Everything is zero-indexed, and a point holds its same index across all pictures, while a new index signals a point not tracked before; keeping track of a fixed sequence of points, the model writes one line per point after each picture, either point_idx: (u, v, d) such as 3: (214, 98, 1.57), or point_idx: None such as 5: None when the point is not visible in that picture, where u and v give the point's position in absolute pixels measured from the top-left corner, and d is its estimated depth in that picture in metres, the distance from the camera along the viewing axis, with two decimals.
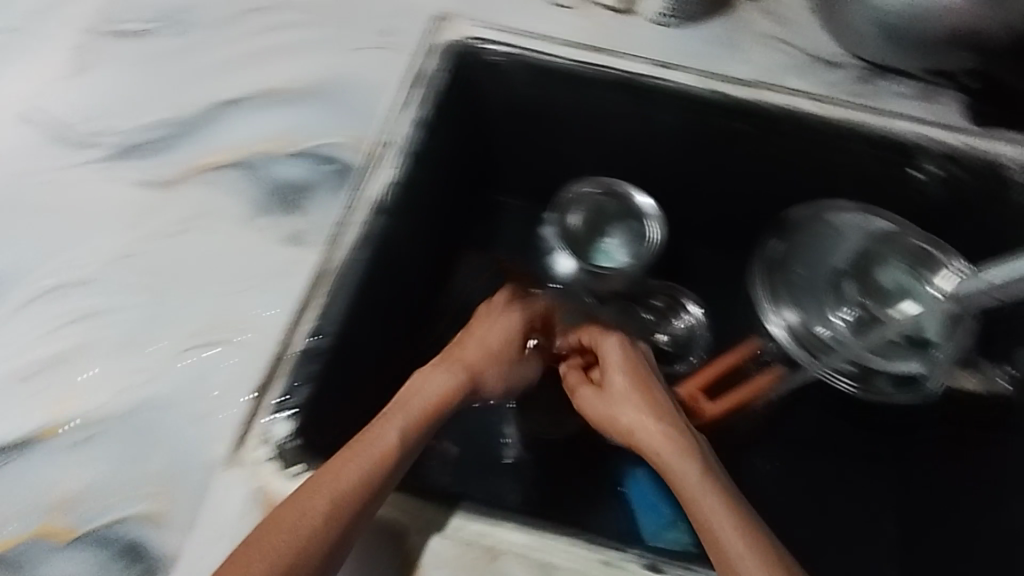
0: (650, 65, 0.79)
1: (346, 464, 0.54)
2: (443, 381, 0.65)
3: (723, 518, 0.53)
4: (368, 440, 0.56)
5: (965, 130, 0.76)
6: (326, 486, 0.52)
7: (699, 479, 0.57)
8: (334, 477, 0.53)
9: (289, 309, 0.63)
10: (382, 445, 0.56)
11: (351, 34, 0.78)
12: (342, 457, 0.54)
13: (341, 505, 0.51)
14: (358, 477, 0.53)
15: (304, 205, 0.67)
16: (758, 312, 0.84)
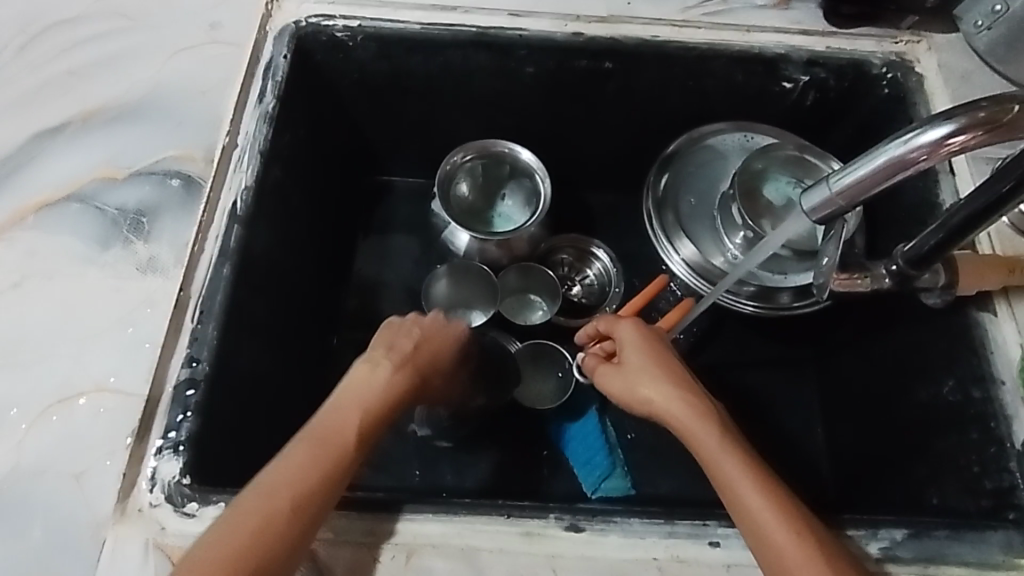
0: (501, 16, 0.75)
1: (282, 498, 0.48)
2: (384, 381, 0.56)
3: (742, 474, 0.52)
4: (303, 459, 0.50)
5: (828, 34, 0.75)
6: (263, 525, 0.47)
7: (714, 436, 0.55)
8: (267, 510, 0.47)
9: (157, 342, 0.58)
10: (324, 467, 0.50)
11: (177, 32, 0.72)
12: (268, 490, 0.48)
13: (279, 540, 0.47)
14: (302, 508, 0.48)
15: (152, 230, 0.62)
16: (660, 249, 0.79)
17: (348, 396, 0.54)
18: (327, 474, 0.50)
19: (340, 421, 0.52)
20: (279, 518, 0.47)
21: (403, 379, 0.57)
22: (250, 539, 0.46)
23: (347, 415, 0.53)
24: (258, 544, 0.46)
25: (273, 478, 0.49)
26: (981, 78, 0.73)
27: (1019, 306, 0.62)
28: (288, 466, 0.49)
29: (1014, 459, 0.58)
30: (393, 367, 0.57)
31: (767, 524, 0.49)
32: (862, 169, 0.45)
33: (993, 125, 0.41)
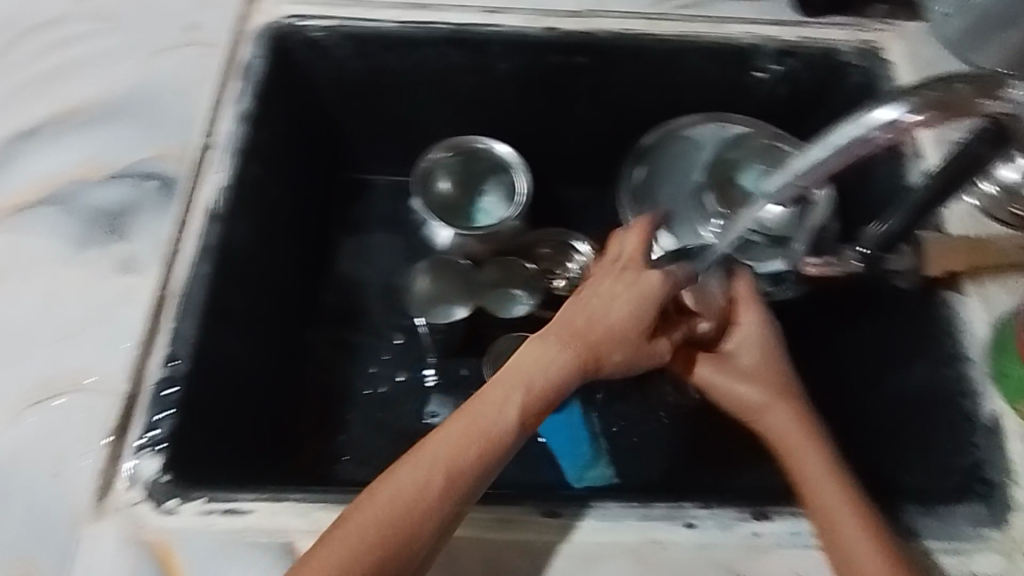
0: (475, 13, 0.76)
1: (449, 479, 0.52)
2: (552, 367, 0.57)
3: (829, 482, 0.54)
4: (506, 426, 0.54)
5: (798, 24, 0.76)
6: (417, 516, 0.50)
7: (804, 443, 0.57)
8: (420, 510, 0.50)
9: (135, 340, 0.58)
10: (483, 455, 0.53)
11: (153, 34, 0.73)
12: (428, 478, 0.51)
13: (422, 541, 0.49)
14: (470, 485, 0.52)
15: (130, 228, 0.63)
16: None
17: (490, 397, 0.55)
18: (495, 452, 0.54)
19: (495, 406, 0.55)
20: (425, 516, 0.50)
21: (569, 368, 0.57)
22: (393, 536, 0.49)
23: (507, 403, 0.55)
24: (400, 537, 0.49)
25: (488, 435, 0.54)
26: (949, 65, 0.74)
27: (989, 287, 0.63)
28: (484, 431, 0.54)
29: (982, 436, 0.59)
30: (569, 350, 0.57)
31: (848, 528, 0.51)
32: (817, 152, 0.47)
33: (938, 107, 0.42)
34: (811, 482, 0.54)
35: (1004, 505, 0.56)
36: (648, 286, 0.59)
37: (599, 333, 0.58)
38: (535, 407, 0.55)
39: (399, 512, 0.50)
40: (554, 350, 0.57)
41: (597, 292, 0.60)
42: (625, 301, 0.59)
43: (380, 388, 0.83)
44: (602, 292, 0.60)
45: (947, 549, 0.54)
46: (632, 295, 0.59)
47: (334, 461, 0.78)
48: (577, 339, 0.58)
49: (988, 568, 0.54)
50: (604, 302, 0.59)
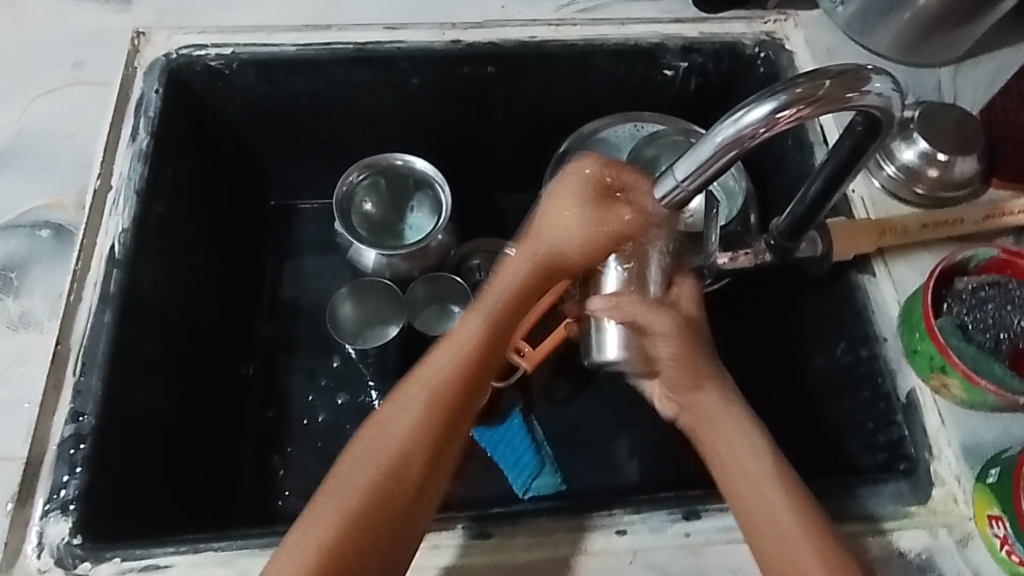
0: (377, 30, 0.75)
1: (433, 401, 0.51)
2: (515, 281, 0.57)
3: (762, 486, 0.51)
4: (447, 372, 0.53)
5: (700, 20, 0.77)
6: (411, 445, 0.49)
7: (736, 444, 0.54)
8: (408, 442, 0.49)
9: (36, 400, 0.57)
10: (443, 405, 0.51)
11: (41, 76, 0.70)
12: (387, 451, 0.48)
13: (420, 460, 0.49)
14: (435, 430, 0.50)
15: (24, 284, 0.61)
16: None
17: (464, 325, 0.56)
18: (470, 364, 0.53)
19: (435, 362, 0.53)
20: (421, 438, 0.50)
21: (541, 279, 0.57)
22: (394, 464, 0.48)
23: (443, 353, 0.54)
24: (387, 493, 0.47)
25: (465, 355, 0.54)
26: (847, 50, 0.75)
27: (896, 264, 0.65)
28: (461, 353, 0.54)
29: (900, 412, 0.60)
30: (532, 265, 0.57)
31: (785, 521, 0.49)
32: (707, 149, 0.47)
33: (814, 98, 0.44)
34: (740, 492, 0.52)
35: (925, 479, 0.57)
36: (606, 206, 0.55)
37: (557, 245, 0.56)
38: (507, 323, 0.57)
39: (394, 441, 0.49)
40: (515, 264, 0.58)
41: (558, 211, 0.56)
42: (574, 222, 0.56)
43: (318, 416, 0.81)
44: (559, 213, 0.56)
45: (877, 527, 0.55)
46: (587, 214, 0.55)
47: (274, 498, 0.76)
48: (539, 251, 0.57)
49: (914, 542, 0.54)
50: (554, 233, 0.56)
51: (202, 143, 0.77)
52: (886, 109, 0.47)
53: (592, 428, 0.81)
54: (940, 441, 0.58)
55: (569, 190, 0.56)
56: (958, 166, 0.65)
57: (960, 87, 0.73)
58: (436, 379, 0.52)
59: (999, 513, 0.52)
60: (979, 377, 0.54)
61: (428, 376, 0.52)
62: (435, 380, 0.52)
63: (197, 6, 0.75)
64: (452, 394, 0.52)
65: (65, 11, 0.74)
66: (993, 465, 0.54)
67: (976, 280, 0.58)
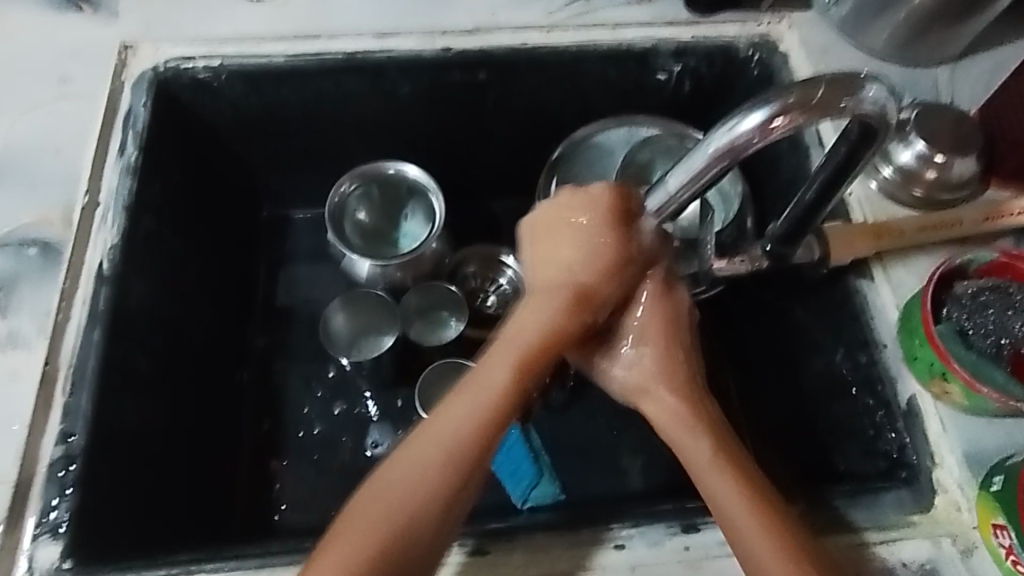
0: (366, 38, 0.74)
1: (447, 463, 0.47)
2: (547, 324, 0.50)
3: (716, 487, 0.49)
4: (462, 431, 0.48)
5: (693, 23, 0.76)
6: (423, 502, 0.46)
7: (720, 468, 0.50)
8: (422, 501, 0.46)
9: (25, 421, 0.56)
10: (457, 465, 0.47)
11: (26, 91, 0.70)
12: (387, 510, 0.46)
13: (430, 522, 0.46)
14: (451, 491, 0.47)
15: (12, 302, 0.61)
16: None
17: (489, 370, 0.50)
18: (489, 422, 0.49)
19: (446, 419, 0.48)
20: (434, 494, 0.47)
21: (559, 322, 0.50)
22: (402, 520, 0.46)
23: (458, 409, 0.49)
24: (392, 557, 0.45)
25: (487, 406, 0.49)
26: (842, 50, 0.74)
27: (894, 268, 0.64)
28: (477, 408, 0.49)
29: (901, 419, 0.59)
30: (563, 303, 0.51)
31: (744, 535, 0.48)
32: (700, 158, 0.46)
33: (807, 106, 0.43)
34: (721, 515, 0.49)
35: (927, 487, 0.56)
36: (623, 233, 0.51)
37: (587, 279, 0.51)
38: (535, 373, 0.50)
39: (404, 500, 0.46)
40: (542, 304, 0.51)
41: (568, 236, 0.52)
42: (586, 254, 0.51)
43: (314, 429, 0.80)
44: (563, 243, 0.52)
45: (879, 538, 0.54)
46: (609, 248, 0.51)
47: (271, 512, 0.76)
48: (561, 290, 0.51)
49: (917, 552, 0.54)
50: (559, 266, 0.52)
51: (191, 154, 0.76)
52: (881, 117, 0.46)
53: (591, 436, 0.80)
54: (942, 448, 0.57)
55: (577, 217, 0.51)
56: (956, 167, 0.64)
57: (958, 86, 0.72)
58: (448, 438, 0.48)
59: (1003, 522, 0.51)
60: (980, 384, 0.54)
61: (441, 435, 0.48)
62: (447, 439, 0.48)
63: (184, 17, 0.74)
64: (467, 456, 0.48)
65: (50, 24, 0.73)
66: (995, 473, 0.53)
67: (976, 284, 0.57)
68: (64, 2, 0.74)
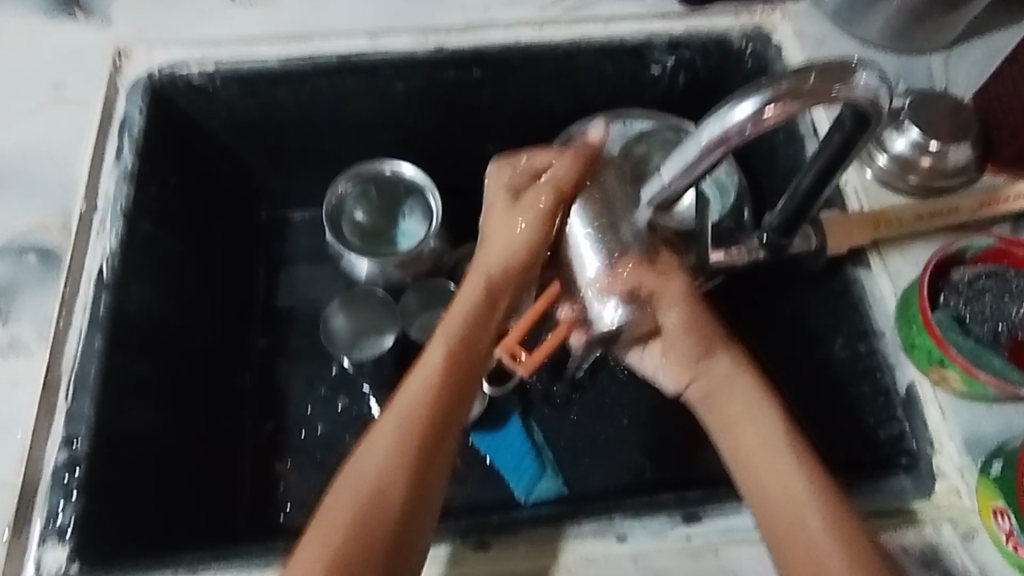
0: (360, 38, 0.74)
1: (404, 433, 0.51)
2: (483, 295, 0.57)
3: (779, 472, 0.51)
4: (416, 404, 0.52)
5: (686, 15, 0.76)
6: (401, 481, 0.50)
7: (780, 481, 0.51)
8: (400, 482, 0.50)
9: (29, 426, 0.57)
10: (412, 437, 0.51)
11: (22, 98, 0.70)
12: (359, 485, 0.49)
13: (399, 491, 0.49)
14: (413, 457, 0.51)
15: (13, 309, 0.61)
16: None
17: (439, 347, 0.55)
18: (440, 390, 0.53)
19: (399, 399, 0.53)
20: (395, 473, 0.50)
21: (506, 291, 0.57)
22: (383, 501, 0.49)
23: (406, 389, 0.53)
24: (369, 527, 0.48)
25: (435, 379, 0.54)
26: (835, 39, 0.74)
27: (891, 255, 0.64)
28: (427, 380, 0.54)
29: (900, 406, 0.59)
30: (499, 273, 0.57)
31: (804, 516, 0.49)
32: (694, 148, 0.46)
33: (800, 93, 0.43)
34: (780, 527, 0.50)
35: (927, 472, 0.56)
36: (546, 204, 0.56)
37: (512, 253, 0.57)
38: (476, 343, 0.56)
39: (385, 484, 0.50)
40: (476, 279, 0.57)
41: (504, 221, 0.58)
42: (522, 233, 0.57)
43: (318, 428, 0.80)
44: (501, 227, 0.58)
45: (881, 525, 0.54)
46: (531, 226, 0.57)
47: (276, 512, 0.76)
48: (496, 268, 0.57)
49: (918, 538, 0.54)
50: (503, 231, 0.58)
51: (189, 158, 0.76)
52: (875, 104, 0.46)
53: (593, 429, 0.80)
54: (942, 435, 0.57)
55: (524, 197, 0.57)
56: (952, 155, 0.64)
57: (953, 73, 0.72)
58: (401, 412, 0.52)
59: (1003, 507, 0.51)
60: (978, 369, 0.54)
61: (393, 411, 0.53)
62: (399, 413, 0.52)
63: (177, 21, 0.74)
64: (420, 424, 0.52)
65: (44, 31, 0.73)
66: (995, 458, 0.53)
67: (973, 271, 0.58)
68: (56, 9, 0.74)
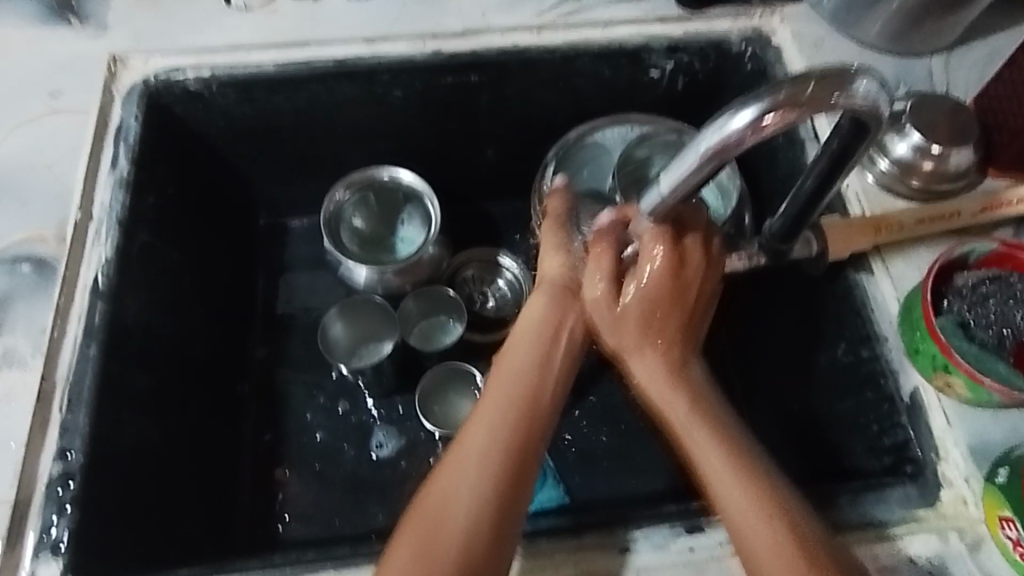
0: (356, 44, 0.74)
1: (480, 453, 0.50)
2: (542, 317, 0.59)
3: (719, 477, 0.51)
4: (489, 423, 0.52)
5: (684, 19, 0.76)
6: (466, 504, 0.48)
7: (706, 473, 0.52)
8: (468, 505, 0.48)
9: (22, 440, 0.56)
10: (490, 455, 0.50)
11: (16, 108, 0.70)
12: (435, 503, 0.48)
13: (474, 513, 0.48)
14: (492, 473, 0.49)
15: (6, 321, 0.60)
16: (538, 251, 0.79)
17: (507, 368, 0.55)
18: (516, 408, 0.53)
19: (473, 418, 0.53)
20: (476, 491, 0.48)
21: (568, 316, 0.59)
22: (447, 526, 0.47)
23: (480, 407, 0.53)
24: (444, 545, 0.46)
25: (508, 397, 0.53)
26: (834, 42, 0.74)
27: (892, 260, 0.63)
28: (500, 400, 0.53)
29: (904, 414, 0.59)
30: (556, 294, 0.60)
31: (739, 518, 0.49)
32: (692, 158, 0.46)
33: (799, 101, 0.43)
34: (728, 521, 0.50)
35: (932, 481, 0.56)
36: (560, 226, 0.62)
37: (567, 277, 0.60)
38: (545, 363, 0.56)
39: (451, 506, 0.48)
40: (538, 301, 0.60)
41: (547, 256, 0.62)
42: (558, 257, 0.61)
43: (317, 436, 0.80)
44: (543, 260, 0.62)
45: (887, 534, 0.53)
46: (563, 249, 0.61)
47: (274, 522, 0.75)
48: (552, 286, 0.60)
49: (924, 548, 0.53)
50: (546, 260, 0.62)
51: (184, 167, 0.76)
52: (874, 111, 0.45)
53: (594, 436, 0.79)
54: (947, 442, 0.56)
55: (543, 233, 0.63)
56: (953, 158, 0.64)
57: (953, 75, 0.72)
58: (475, 429, 0.52)
59: (1010, 515, 0.50)
60: (982, 375, 0.53)
61: (466, 428, 0.52)
62: (474, 431, 0.51)
63: (173, 28, 0.74)
64: (500, 440, 0.51)
65: (39, 39, 0.73)
66: (1001, 466, 0.52)
67: (977, 275, 0.57)
68: (52, 17, 0.74)
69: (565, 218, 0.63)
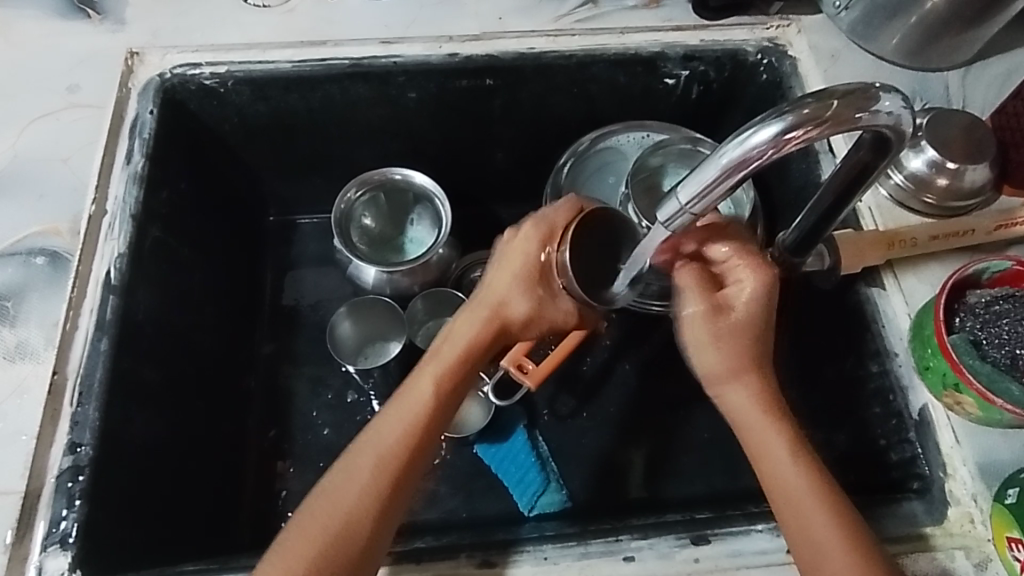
0: (373, 45, 0.74)
1: (377, 459, 0.51)
2: (465, 341, 0.56)
3: (812, 517, 0.49)
4: (392, 436, 0.52)
5: (701, 28, 0.75)
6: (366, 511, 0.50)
7: (799, 501, 0.50)
8: (356, 501, 0.50)
9: (33, 432, 0.56)
10: (388, 459, 0.52)
11: (35, 100, 0.70)
12: (329, 495, 0.50)
13: (360, 516, 0.50)
14: (391, 474, 0.51)
15: (19, 313, 0.61)
16: None
17: (411, 391, 0.54)
18: (423, 425, 0.53)
19: (379, 432, 0.53)
20: (372, 487, 0.51)
21: (489, 338, 0.57)
22: (337, 532, 0.49)
23: (388, 425, 0.53)
24: (338, 534, 0.49)
25: (413, 418, 0.53)
26: (850, 55, 0.74)
27: (905, 276, 0.63)
28: (403, 418, 0.53)
29: (913, 430, 0.59)
30: (483, 317, 0.57)
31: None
32: (712, 170, 0.45)
33: (822, 119, 0.43)
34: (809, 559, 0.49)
35: (940, 498, 0.55)
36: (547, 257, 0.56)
37: (504, 296, 0.57)
38: (451, 384, 0.55)
39: (347, 499, 0.50)
40: (465, 322, 0.57)
41: (512, 258, 0.57)
42: (512, 273, 0.57)
43: (323, 434, 0.80)
44: (496, 275, 0.58)
45: (893, 551, 0.53)
46: (524, 283, 0.56)
47: (278, 520, 0.75)
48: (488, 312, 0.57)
49: (932, 566, 0.53)
50: (498, 273, 0.58)
51: (197, 163, 0.76)
52: (896, 128, 0.45)
53: (599, 441, 0.79)
54: (955, 460, 0.56)
55: (516, 243, 0.57)
56: (969, 175, 0.63)
57: (968, 92, 0.71)
58: (380, 439, 0.52)
59: (1018, 537, 0.50)
60: (994, 395, 0.53)
61: (370, 436, 0.53)
62: (379, 441, 0.52)
63: (190, 25, 0.74)
64: (405, 446, 0.52)
65: (58, 33, 0.73)
66: (1009, 485, 0.52)
67: (990, 293, 0.57)
68: (72, 11, 0.74)
69: (550, 230, 0.56)
